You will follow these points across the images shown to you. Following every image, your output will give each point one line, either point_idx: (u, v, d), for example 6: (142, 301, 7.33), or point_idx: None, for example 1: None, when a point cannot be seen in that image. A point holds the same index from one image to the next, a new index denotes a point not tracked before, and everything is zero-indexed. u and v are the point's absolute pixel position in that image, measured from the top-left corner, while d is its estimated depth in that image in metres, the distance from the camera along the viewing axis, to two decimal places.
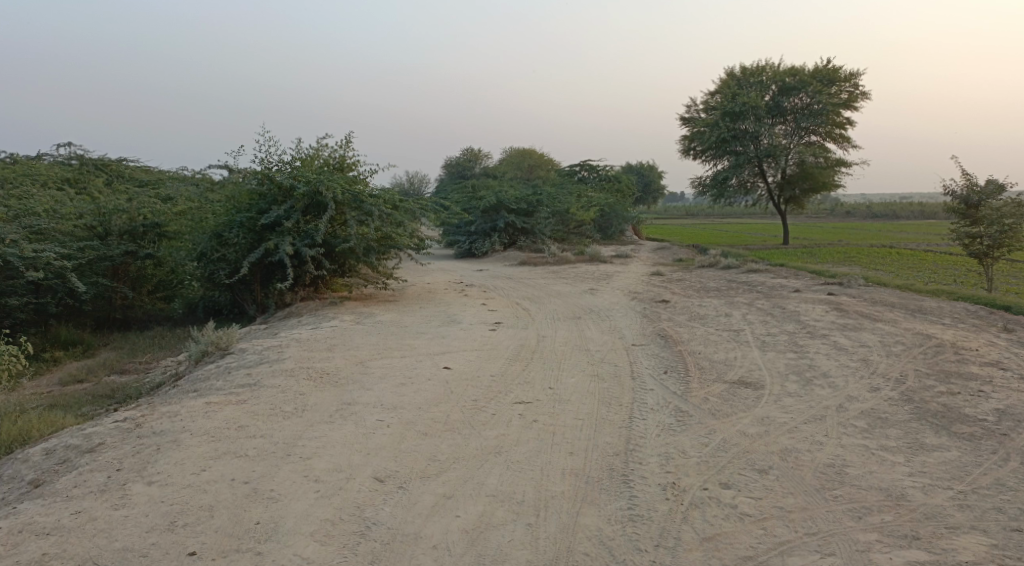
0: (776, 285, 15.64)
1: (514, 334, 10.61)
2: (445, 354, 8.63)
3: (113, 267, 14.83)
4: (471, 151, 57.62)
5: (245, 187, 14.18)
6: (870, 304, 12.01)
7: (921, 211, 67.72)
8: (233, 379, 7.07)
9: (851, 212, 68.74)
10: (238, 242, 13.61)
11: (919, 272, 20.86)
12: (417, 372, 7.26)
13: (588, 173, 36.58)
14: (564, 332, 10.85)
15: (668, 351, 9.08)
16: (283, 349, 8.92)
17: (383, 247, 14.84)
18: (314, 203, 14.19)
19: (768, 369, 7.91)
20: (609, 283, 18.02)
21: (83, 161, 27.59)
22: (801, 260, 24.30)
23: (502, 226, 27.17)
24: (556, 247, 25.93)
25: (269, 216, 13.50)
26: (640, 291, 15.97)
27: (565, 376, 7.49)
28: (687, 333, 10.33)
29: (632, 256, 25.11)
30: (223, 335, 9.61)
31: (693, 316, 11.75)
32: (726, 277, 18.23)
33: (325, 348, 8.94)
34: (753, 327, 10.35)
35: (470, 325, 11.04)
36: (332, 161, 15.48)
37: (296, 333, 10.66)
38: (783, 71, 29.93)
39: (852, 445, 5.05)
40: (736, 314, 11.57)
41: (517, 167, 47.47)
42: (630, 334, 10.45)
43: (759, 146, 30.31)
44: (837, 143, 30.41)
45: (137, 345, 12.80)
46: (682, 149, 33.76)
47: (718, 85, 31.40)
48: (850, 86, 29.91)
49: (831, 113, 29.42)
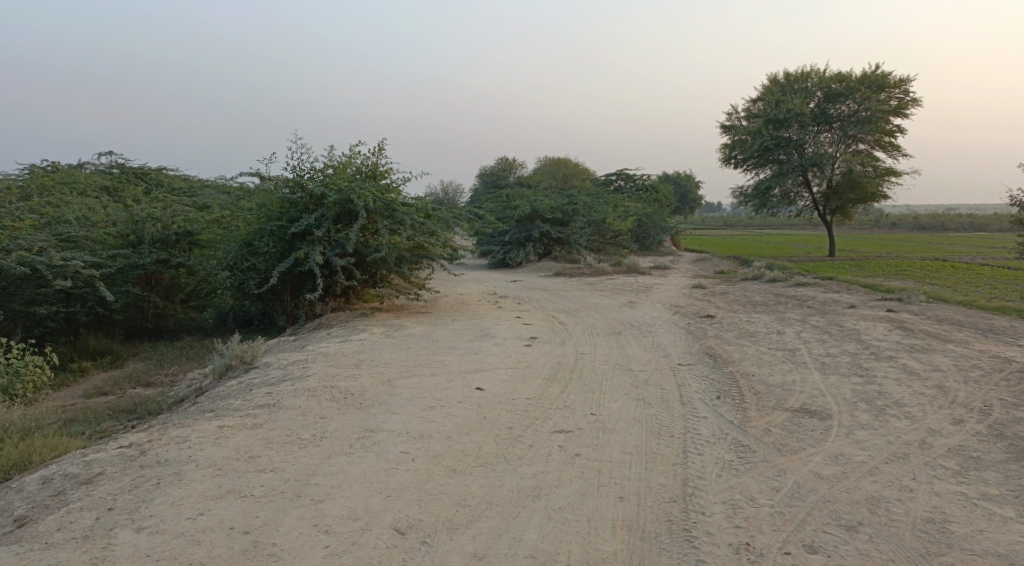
0: (827, 300, 14.81)
1: (552, 350, 10.04)
2: (479, 373, 8.10)
3: (145, 276, 14.67)
4: (505, 160, 57.30)
5: (277, 195, 13.89)
6: (935, 323, 11.16)
7: (971, 222, 65.26)
8: (254, 398, 6.62)
9: (896, 224, 66.71)
10: (269, 251, 13.30)
11: (978, 287, 19.75)
12: (449, 393, 6.73)
13: (625, 183, 35.91)
14: (604, 349, 10.25)
15: (719, 372, 8.42)
16: (308, 365, 8.48)
17: (415, 257, 14.44)
18: (346, 211, 13.83)
19: (833, 395, 7.22)
20: (649, 296, 17.34)
21: (122, 170, 27.85)
22: (849, 273, 23.32)
23: (537, 235, 26.64)
24: (592, 258, 25.32)
25: (299, 224, 13.16)
26: (683, 304, 15.28)
27: (608, 399, 6.89)
28: (738, 351, 9.65)
29: (671, 268, 24.38)
30: (248, 348, 9.23)
31: (742, 333, 11.05)
32: (773, 291, 17.42)
33: (352, 364, 8.48)
34: (810, 347, 9.63)
35: (504, 341, 10.50)
36: (365, 169, 15.16)
37: (324, 347, 10.24)
38: (829, 77, 28.98)
39: (951, 494, 4.38)
40: (789, 332, 10.84)
41: (552, 176, 46.99)
42: (675, 352, 9.81)
43: (804, 154, 29.27)
44: (887, 151, 29.20)
45: (164, 356, 12.52)
46: (722, 158, 32.95)
47: (761, 92, 30.59)
48: (900, 93, 28.76)
49: (880, 120, 28.29)
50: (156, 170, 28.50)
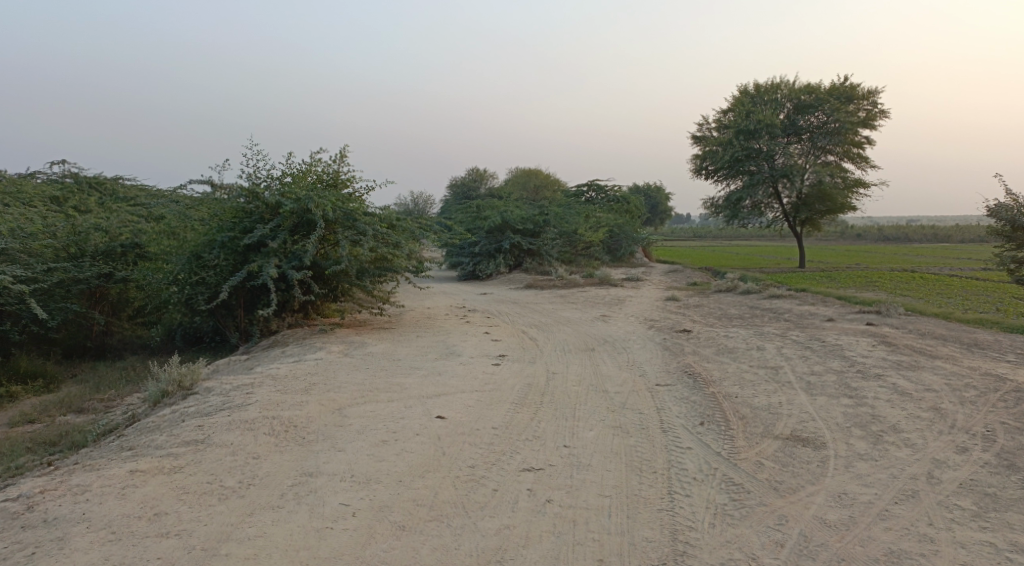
0: (804, 313, 14.41)
1: (521, 369, 9.39)
2: (441, 397, 7.41)
3: (88, 291, 13.73)
4: (476, 171, 56.85)
5: (230, 204, 13.09)
6: (918, 337, 10.77)
7: (935, 233, 66.25)
8: (183, 431, 5.86)
9: (863, 234, 67.50)
10: (219, 264, 12.47)
11: (950, 299, 19.56)
12: (405, 423, 6.03)
13: (596, 194, 35.54)
14: (576, 367, 9.63)
15: (699, 394, 7.83)
16: (253, 390, 7.72)
17: (378, 269, 13.71)
18: (304, 221, 13.06)
19: (824, 419, 6.67)
20: (622, 309, 16.80)
21: (76, 180, 26.63)
22: (821, 285, 23.12)
23: (507, 246, 26.02)
24: (564, 270, 24.78)
25: (252, 235, 12.35)
26: (657, 318, 14.76)
27: (581, 427, 6.24)
28: (718, 369, 9.10)
29: (643, 280, 23.94)
30: (188, 372, 8.43)
31: (721, 349, 10.52)
32: (748, 303, 17.02)
33: (302, 389, 7.73)
34: (793, 365, 9.11)
35: (470, 359, 9.82)
36: (324, 177, 14.44)
37: (275, 368, 9.46)
38: (798, 89, 28.92)
39: (976, 546, 3.84)
40: (769, 348, 10.34)
41: (522, 187, 46.51)
42: (652, 371, 9.22)
43: (774, 165, 29.16)
44: (855, 163, 29.25)
45: (103, 378, 11.59)
46: (693, 169, 32.75)
47: (731, 103, 30.46)
48: (868, 104, 28.83)
49: (849, 131, 28.29)
50: (112, 179, 27.31)
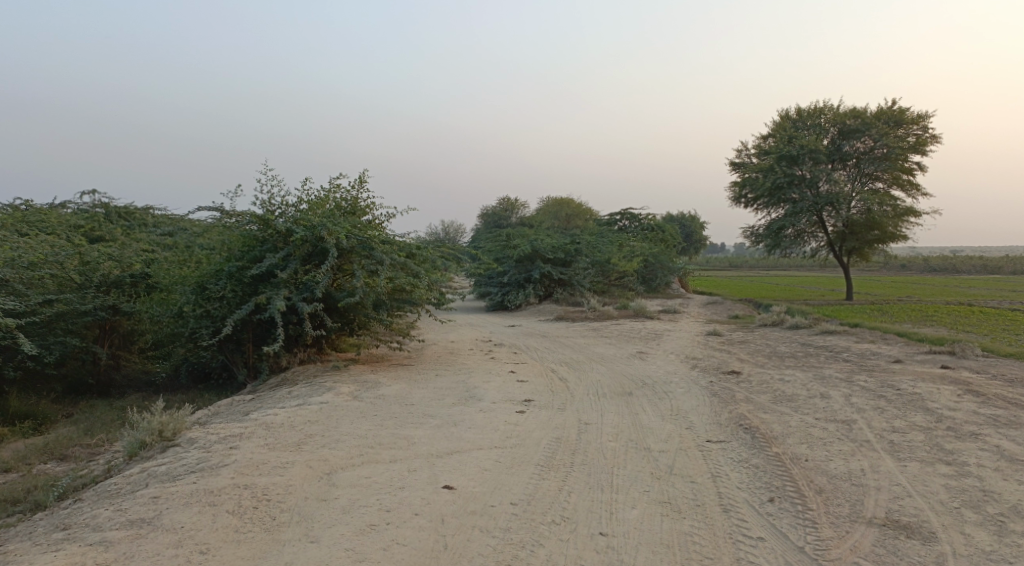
0: (864, 353, 13.02)
1: (550, 418, 8.23)
2: (454, 456, 6.29)
3: (91, 323, 12.93)
4: (509, 201, 56.21)
5: (240, 231, 12.25)
6: (1008, 384, 9.37)
7: (984, 264, 63.47)
8: (136, 503, 4.86)
9: (907, 265, 65.09)
10: (224, 296, 11.55)
11: (1021, 337, 17.89)
12: (405, 495, 4.94)
13: (630, 223, 34.40)
14: (612, 415, 8.45)
15: (761, 455, 6.60)
16: (239, 443, 6.70)
17: (396, 301, 12.74)
18: (317, 250, 12.17)
19: (923, 495, 5.41)
20: (661, 344, 15.55)
21: (106, 210, 26.29)
22: (873, 319, 21.60)
23: (537, 276, 24.93)
24: (597, 301, 23.58)
25: (261, 265, 11.45)
26: (700, 356, 13.48)
27: (621, 502, 5.08)
28: (779, 423, 7.85)
29: (682, 312, 22.65)
30: (172, 420, 7.45)
31: (779, 396, 9.24)
32: (799, 340, 15.65)
33: (294, 443, 6.69)
34: (868, 419, 7.82)
35: (492, 406, 8.69)
36: (342, 203, 13.58)
37: (272, 414, 8.44)
38: (843, 113, 27.54)
39: None
40: (835, 395, 9.04)
41: (554, 217, 45.58)
42: (701, 423, 8.00)
43: (817, 192, 27.69)
44: (905, 190, 27.65)
45: (97, 419, 10.69)
46: (731, 196, 31.46)
47: (771, 127, 29.18)
48: (918, 129, 27.31)
49: (898, 157, 26.78)
50: (142, 209, 26.96)
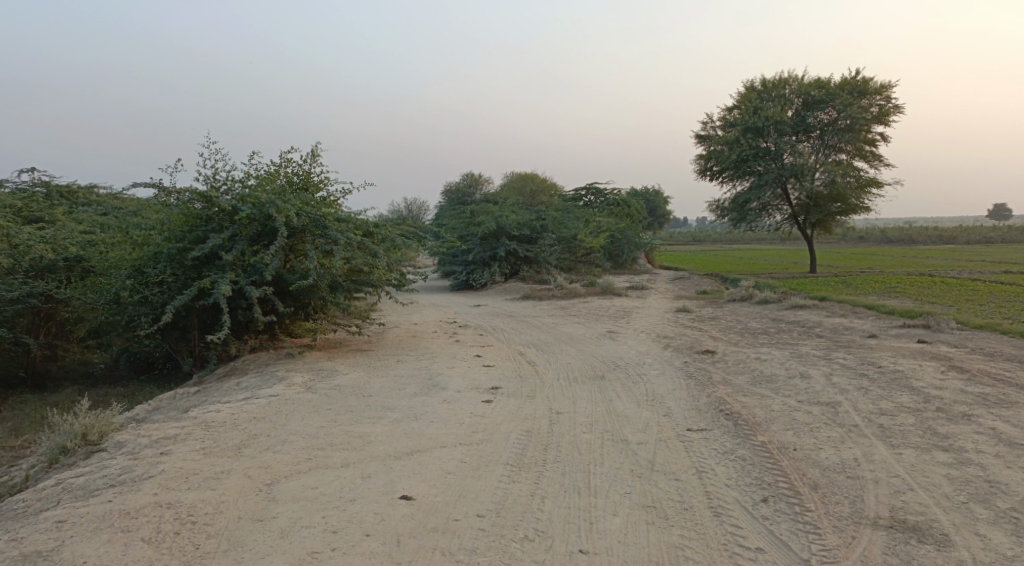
0: (838, 328, 12.72)
1: (519, 408, 7.66)
2: (413, 457, 5.67)
3: (21, 312, 11.94)
4: (472, 177, 55.39)
5: (181, 210, 11.33)
6: (989, 358, 9.09)
7: (939, 234, 64.64)
8: (36, 530, 4.15)
9: (866, 237, 66.05)
10: (164, 281, 10.67)
11: (986, 306, 17.87)
12: (356, 510, 4.32)
13: (595, 198, 33.93)
14: (584, 403, 7.91)
15: (746, 445, 6.12)
16: (171, 449, 5.98)
17: (353, 283, 12.02)
18: (266, 230, 11.33)
19: (926, 489, 4.98)
20: (631, 322, 15.09)
21: (47, 189, 24.79)
22: (839, 291, 21.51)
23: (502, 254, 24.30)
24: (563, 278, 23.08)
25: (203, 246, 10.58)
26: (672, 334, 13.05)
27: (602, 508, 4.53)
28: (762, 408, 7.39)
29: (649, 288, 22.29)
30: (98, 422, 6.69)
31: (758, 376, 8.83)
32: (769, 315, 15.34)
33: (235, 445, 6.00)
34: (853, 402, 7.41)
35: (457, 396, 8.08)
36: (293, 179, 12.74)
37: (215, 411, 7.72)
38: (807, 83, 27.28)
39: None
40: (816, 375, 8.65)
41: (519, 192, 44.89)
42: (680, 410, 7.51)
43: (782, 164, 27.58)
44: (869, 161, 27.57)
45: (25, 417, 9.81)
46: (697, 170, 31.12)
47: (736, 99, 28.81)
48: (881, 100, 27.20)
49: (861, 128, 26.65)
50: (86, 188, 25.52)
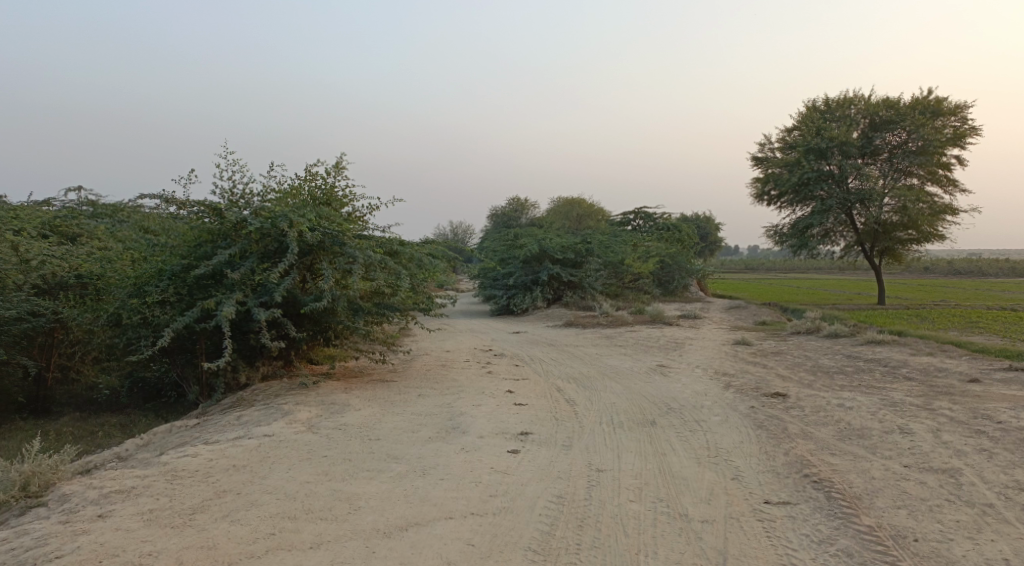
0: (928, 369, 10.99)
1: (551, 462, 6.29)
2: (408, 536, 4.37)
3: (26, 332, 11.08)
4: (517, 202, 54.43)
5: (191, 224, 10.35)
6: None
7: (1012, 266, 60.80)
8: None
9: (931, 268, 62.69)
10: (165, 301, 9.64)
11: None
12: None
13: (644, 222, 32.54)
14: (631, 458, 6.48)
15: (848, 534, 4.64)
16: (113, 511, 4.80)
17: (375, 306, 10.86)
18: (280, 246, 10.25)
19: None
20: (684, 356, 13.56)
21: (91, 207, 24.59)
22: (914, 326, 19.52)
23: (545, 278, 22.98)
24: (609, 305, 21.61)
25: (208, 263, 9.53)
26: (732, 371, 11.50)
27: None
28: (858, 476, 5.85)
29: (703, 318, 20.64)
30: (44, 470, 5.58)
31: (845, 429, 7.27)
32: (843, 352, 13.60)
33: (192, 509, 4.80)
34: (978, 470, 5.83)
35: (479, 443, 6.76)
36: (315, 192, 11.70)
37: (193, 453, 6.56)
38: (875, 103, 25.44)
39: None
40: (919, 430, 7.05)
41: (565, 217, 43.74)
42: (753, 472, 6.02)
43: (847, 188, 25.71)
44: (943, 187, 25.47)
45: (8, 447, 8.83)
46: (753, 193, 29.34)
47: (797, 118, 27.06)
48: (957, 120, 25.14)
49: (935, 150, 24.64)
50: None
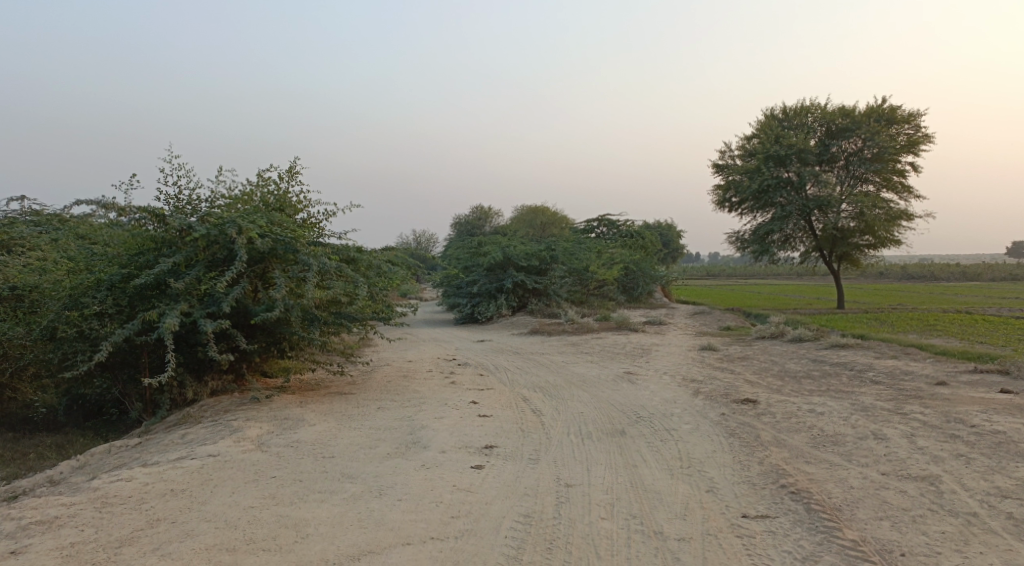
0: (895, 372, 10.92)
1: (517, 478, 5.93)
2: None
3: None
4: (481, 210, 54.12)
5: (132, 231, 9.78)
6: None
7: (963, 270, 62.49)
8: None
9: (886, 273, 64.13)
10: (103, 313, 9.06)
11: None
12: None
13: (607, 229, 32.49)
14: (600, 471, 6.16)
15: (829, 551, 4.40)
16: (30, 547, 4.32)
17: (332, 316, 10.40)
18: (229, 254, 9.73)
19: None
20: (651, 363, 13.34)
21: None
22: (874, 330, 19.67)
23: (509, 286, 22.66)
24: (574, 312, 21.37)
25: (149, 271, 8.98)
26: (700, 377, 11.29)
27: None
28: (836, 485, 5.62)
29: (668, 324, 20.53)
30: None
31: (818, 435, 7.07)
32: (808, 356, 13.52)
33: (120, 543, 4.34)
34: (957, 477, 5.64)
35: (440, 460, 6.37)
36: (267, 198, 11.21)
37: (130, 477, 6.05)
38: (832, 110, 25.77)
39: None
40: (893, 435, 6.88)
41: (529, 225, 43.56)
42: (728, 484, 5.76)
43: (806, 195, 25.95)
44: (898, 193, 25.87)
45: None
46: (715, 200, 29.48)
47: (756, 126, 27.27)
48: (910, 128, 25.59)
49: (890, 156, 25.03)
50: None
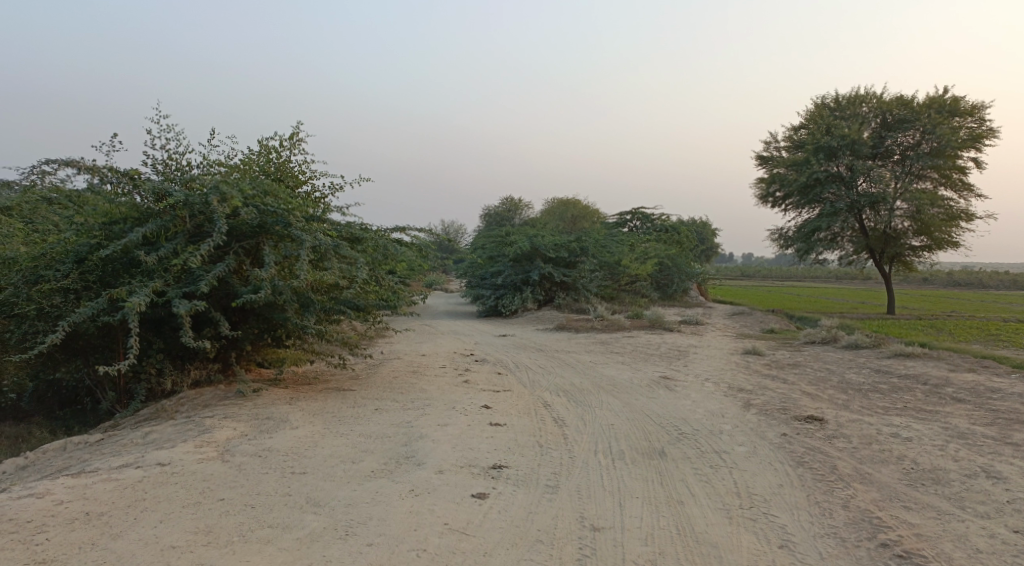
0: (979, 389, 9.37)
1: (529, 514, 4.60)
2: None
3: None
4: (512, 202, 52.76)
5: (108, 197, 8.63)
6: None
7: (1013, 278, 59.41)
8: None
9: (930, 279, 61.38)
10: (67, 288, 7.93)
11: None
12: None
13: (642, 224, 30.94)
14: (638, 508, 4.80)
15: None
16: None
17: (329, 301, 9.13)
18: (212, 226, 8.52)
19: None
20: (690, 366, 11.91)
21: None
22: (932, 338, 17.99)
23: (536, 278, 21.30)
24: (605, 308, 19.96)
25: (119, 242, 7.82)
26: (749, 386, 9.83)
27: None
28: (954, 546, 4.21)
29: (705, 324, 19.03)
30: None
31: (913, 470, 5.61)
32: (869, 366, 11.98)
33: None
34: None
35: (434, 484, 5.06)
36: (266, 166, 9.98)
37: (46, 491, 4.84)
38: (889, 100, 23.85)
39: None
40: (1012, 474, 5.40)
41: (559, 217, 42.11)
42: (805, 536, 4.36)
43: (857, 191, 24.02)
44: (959, 191, 23.88)
45: None
46: (757, 195, 27.76)
47: (805, 116, 25.49)
48: (974, 121, 23.58)
49: (951, 151, 23.03)
50: None
